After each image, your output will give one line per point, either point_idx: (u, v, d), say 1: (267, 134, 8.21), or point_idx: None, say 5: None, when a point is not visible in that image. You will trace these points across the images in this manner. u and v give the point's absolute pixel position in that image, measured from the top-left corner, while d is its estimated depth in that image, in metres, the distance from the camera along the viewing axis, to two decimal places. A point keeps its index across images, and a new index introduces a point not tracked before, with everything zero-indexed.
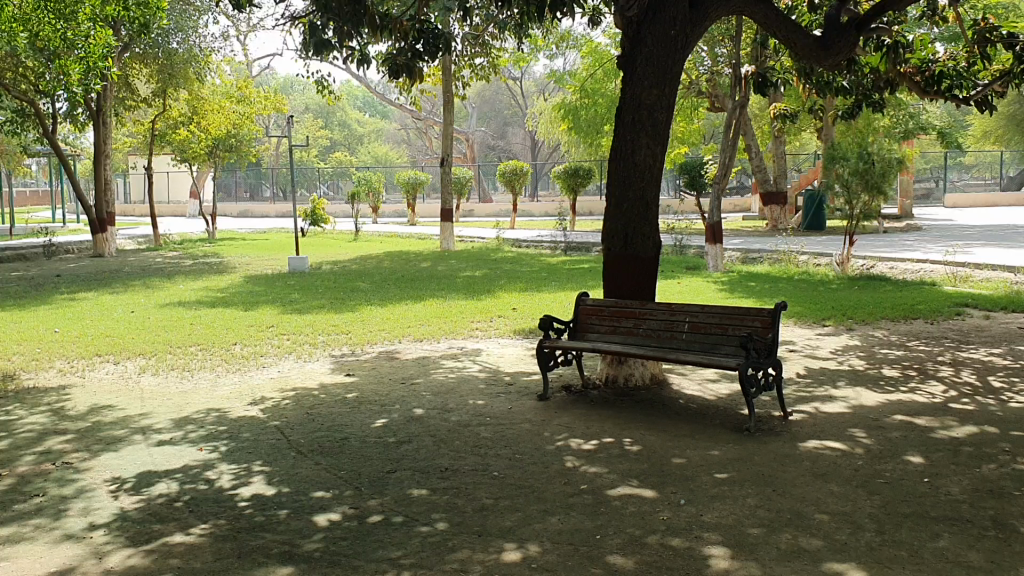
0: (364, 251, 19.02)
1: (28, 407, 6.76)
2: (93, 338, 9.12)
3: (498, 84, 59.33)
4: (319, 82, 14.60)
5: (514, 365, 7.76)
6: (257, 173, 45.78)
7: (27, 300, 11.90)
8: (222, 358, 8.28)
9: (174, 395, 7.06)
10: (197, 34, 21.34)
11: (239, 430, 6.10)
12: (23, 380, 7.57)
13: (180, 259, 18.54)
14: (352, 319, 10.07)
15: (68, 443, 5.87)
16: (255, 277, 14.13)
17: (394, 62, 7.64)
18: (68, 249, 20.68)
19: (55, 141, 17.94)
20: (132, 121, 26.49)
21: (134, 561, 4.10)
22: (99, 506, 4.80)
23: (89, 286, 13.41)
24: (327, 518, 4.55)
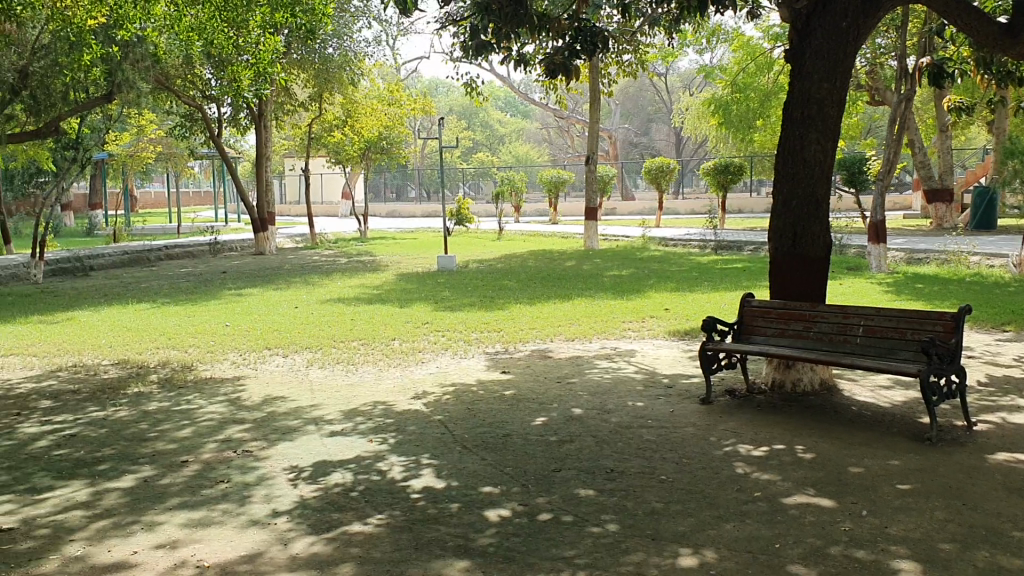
0: (511, 250, 19.07)
1: (207, 397, 7.13)
2: (262, 333, 9.55)
3: (643, 82, 58.75)
4: (469, 85, 14.81)
5: (671, 366, 7.66)
6: (403, 173, 46.88)
7: (197, 295, 12.59)
8: (382, 353, 8.49)
9: (342, 387, 7.30)
10: (352, 40, 21.93)
11: (404, 424, 6.24)
12: (200, 371, 8.00)
13: (335, 257, 19.23)
14: (503, 317, 10.13)
15: (246, 432, 6.17)
16: (406, 275, 14.49)
17: (551, 62, 7.59)
18: (232, 247, 21.77)
19: (220, 143, 18.84)
20: (288, 124, 27.58)
21: (317, 548, 4.26)
22: (280, 494, 5.02)
23: (253, 283, 13.96)
24: (497, 513, 4.60)
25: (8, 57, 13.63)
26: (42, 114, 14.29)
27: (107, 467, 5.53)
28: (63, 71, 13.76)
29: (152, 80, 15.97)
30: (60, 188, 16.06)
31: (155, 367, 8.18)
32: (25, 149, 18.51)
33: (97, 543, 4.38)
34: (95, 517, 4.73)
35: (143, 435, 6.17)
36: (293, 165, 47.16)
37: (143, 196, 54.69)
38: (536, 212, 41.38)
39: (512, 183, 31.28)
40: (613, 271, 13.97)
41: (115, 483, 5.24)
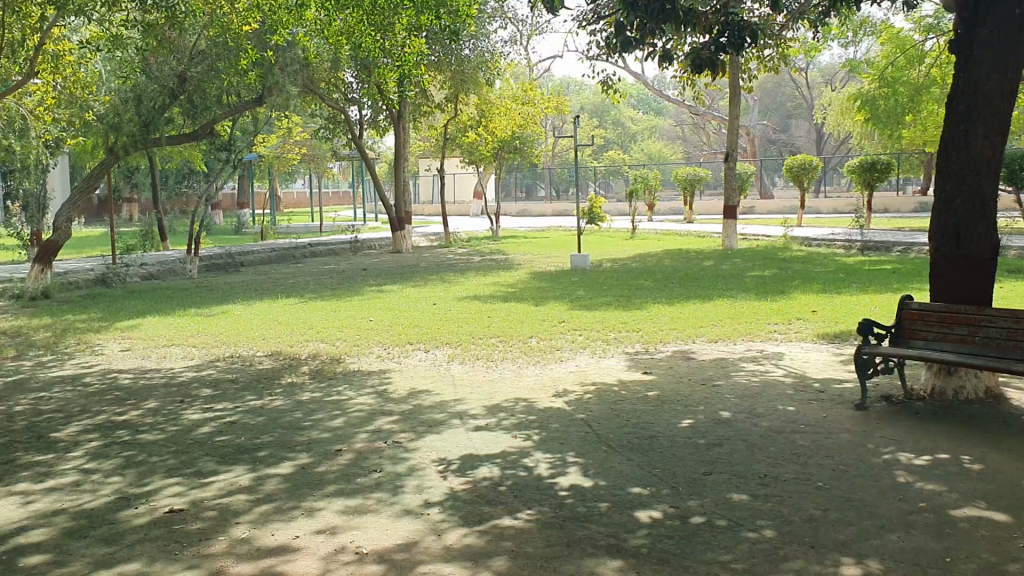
0: (647, 249, 18.93)
1: (355, 388, 7.36)
2: (404, 328, 9.79)
3: (782, 78, 57.17)
4: (605, 83, 14.74)
5: (821, 370, 7.43)
6: (534, 173, 47.18)
7: (341, 291, 13.03)
8: (522, 351, 8.56)
9: (484, 383, 7.40)
10: (488, 40, 22.20)
11: (548, 421, 6.27)
12: (348, 363, 8.26)
13: (471, 255, 19.53)
14: (642, 317, 10.05)
15: (395, 424, 6.33)
16: (542, 274, 14.57)
17: (697, 57, 7.45)
18: (371, 245, 22.42)
19: (361, 145, 19.54)
20: (425, 124, 28.18)
21: (471, 540, 4.33)
22: (431, 485, 5.12)
23: (392, 280, 14.32)
24: (648, 514, 4.56)
25: (168, 62, 14.32)
26: (198, 117, 14.87)
27: (266, 454, 5.76)
28: (221, 74, 14.73)
29: (300, 83, 16.60)
30: (213, 187, 16.89)
31: (304, 359, 8.49)
32: (181, 151, 19.57)
33: (262, 526, 4.57)
34: (257, 501, 4.94)
35: (298, 424, 6.42)
36: (428, 165, 48.14)
37: (285, 196, 56.95)
38: (669, 211, 40.94)
39: (646, 181, 31.02)
40: (753, 271, 13.66)
41: (274, 470, 5.46)
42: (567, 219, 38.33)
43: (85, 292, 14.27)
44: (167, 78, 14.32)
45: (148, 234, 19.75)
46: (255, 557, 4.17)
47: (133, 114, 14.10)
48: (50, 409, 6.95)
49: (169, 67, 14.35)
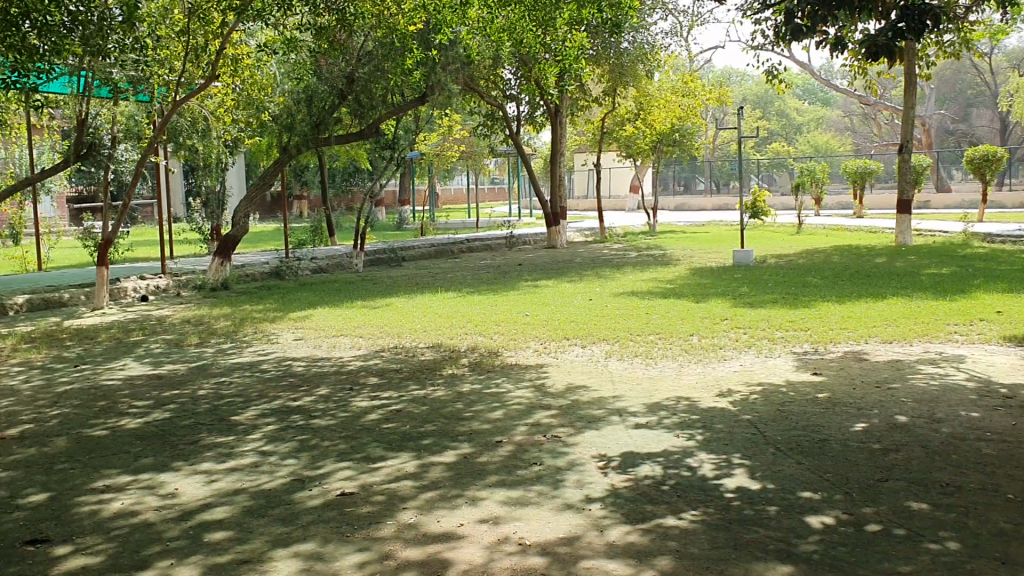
0: (813, 245, 18.24)
1: (514, 381, 7.44)
2: (561, 323, 9.82)
3: (963, 63, 53.78)
4: (769, 73, 14.28)
5: (1008, 375, 6.94)
6: (693, 166, 46.34)
7: (499, 285, 13.20)
8: (681, 348, 8.42)
9: (643, 380, 7.32)
10: (647, 31, 21.92)
11: (711, 421, 6.14)
12: (506, 357, 8.36)
13: (627, 250, 19.38)
14: (809, 316, 9.68)
15: (554, 418, 6.35)
16: (702, 270, 14.28)
17: (873, 43, 6.91)
18: (526, 241, 22.62)
19: (518, 141, 19.73)
20: (584, 119, 28.17)
21: (634, 537, 4.29)
22: (592, 481, 5.11)
23: (548, 275, 14.40)
24: (819, 520, 4.39)
25: (338, 64, 14.95)
26: (364, 116, 15.46)
27: (430, 442, 5.91)
28: (387, 73, 15.11)
29: (461, 82, 16.91)
30: (376, 184, 17.45)
31: (464, 351, 8.66)
32: (347, 150, 20.36)
33: (427, 513, 4.68)
34: (423, 488, 5.07)
35: (460, 414, 6.54)
36: (584, 159, 48.10)
37: (444, 192, 58.30)
38: (836, 206, 39.32)
39: (812, 174, 29.87)
40: (930, 269, 12.90)
41: (438, 458, 5.59)
42: (727, 214, 37.43)
43: (260, 284, 15.07)
44: (337, 79, 14.93)
45: (317, 230, 20.67)
46: (421, 543, 4.28)
47: (305, 114, 14.84)
48: (230, 393, 7.38)
49: (339, 68, 14.98)
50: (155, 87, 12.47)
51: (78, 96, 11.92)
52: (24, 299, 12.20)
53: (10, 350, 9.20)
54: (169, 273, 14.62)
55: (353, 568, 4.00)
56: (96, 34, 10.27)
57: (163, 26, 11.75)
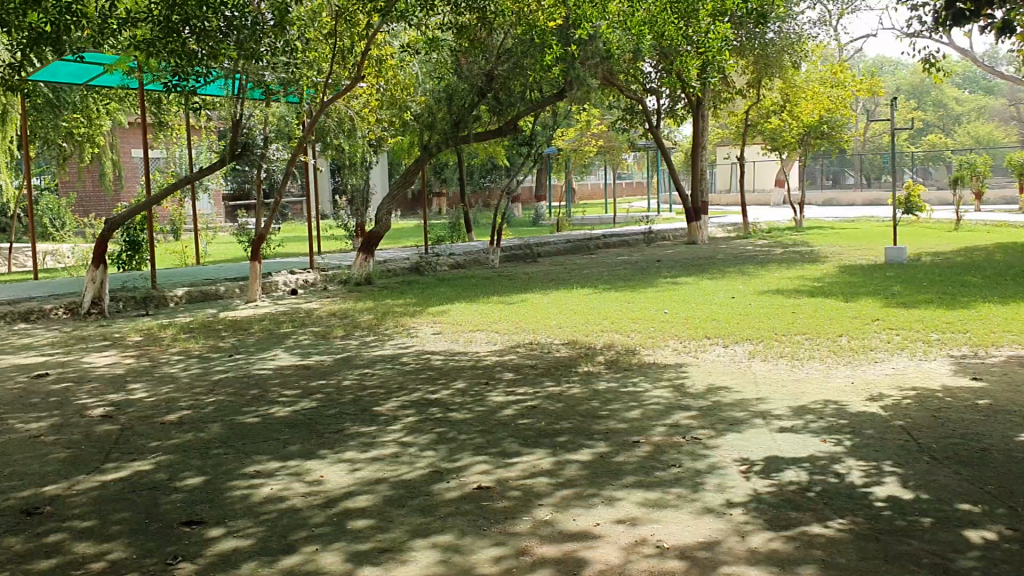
0: (973, 242, 17.19)
1: (653, 381, 7.31)
2: (701, 322, 9.60)
3: None
4: (927, 61, 13.54)
5: None
6: (842, 160, 44.59)
7: (636, 282, 13.06)
8: (829, 349, 8.07)
9: (788, 382, 7.06)
10: (794, 20, 21.24)
11: (861, 426, 5.85)
12: (645, 355, 8.23)
13: (771, 247, 18.81)
14: (969, 317, 9.11)
15: (694, 419, 6.20)
16: (850, 268, 13.69)
17: None
18: (666, 236, 22.30)
19: (657, 134, 19.46)
20: (726, 112, 27.54)
21: (777, 545, 4.12)
22: (733, 484, 4.95)
23: (688, 272, 14.14)
24: (980, 534, 4.10)
25: (477, 62, 15.05)
26: (503, 114, 15.66)
27: (566, 439, 5.87)
28: (527, 71, 15.15)
29: (601, 76, 16.75)
30: (514, 180, 17.55)
31: (601, 349, 8.57)
32: (487, 147, 20.61)
33: (564, 511, 4.64)
34: (559, 485, 5.03)
35: (597, 412, 6.48)
36: (727, 154, 47.06)
37: (582, 187, 58.27)
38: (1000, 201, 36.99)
39: (973, 167, 28.20)
40: None
41: (574, 456, 5.54)
42: (878, 209, 35.81)
43: (401, 278, 15.43)
44: (477, 77, 15.07)
45: (456, 226, 21.01)
46: (558, 541, 4.25)
47: (445, 113, 15.08)
48: (372, 384, 7.57)
49: (479, 66, 15.12)
50: (304, 88, 12.70)
51: (234, 98, 12.52)
52: (185, 291, 12.91)
53: (171, 339, 9.75)
54: (317, 267, 15.17)
55: (489, 562, 4.01)
56: (250, 38, 10.72)
57: (311, 28, 12.22)
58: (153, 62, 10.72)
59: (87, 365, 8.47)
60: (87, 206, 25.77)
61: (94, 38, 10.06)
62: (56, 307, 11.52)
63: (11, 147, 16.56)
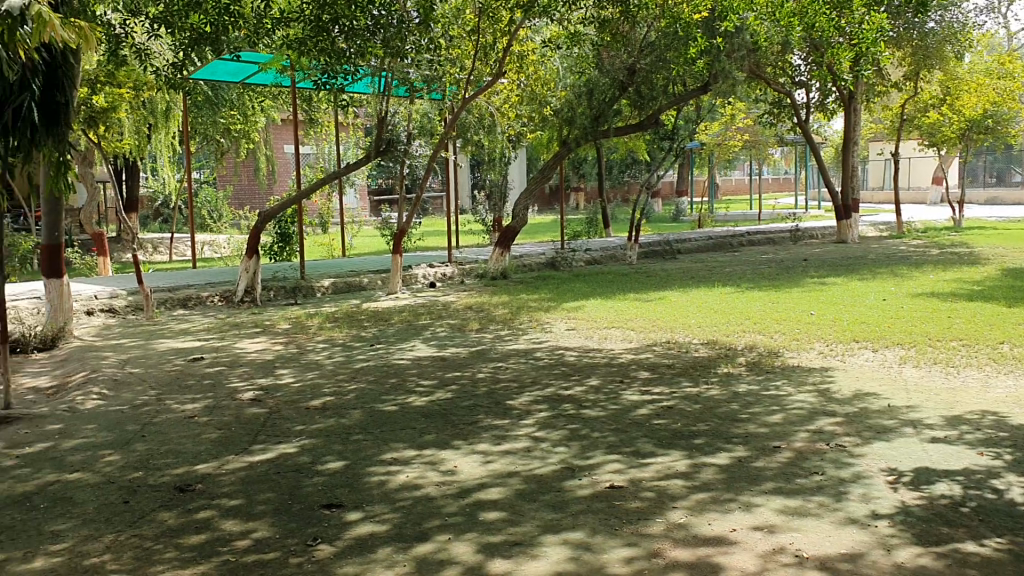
0: None
1: (795, 384, 7.05)
2: (849, 324, 9.20)
3: None
4: None
5: None
6: (1008, 156, 41.89)
7: (781, 281, 12.67)
8: (989, 357, 7.58)
9: (943, 390, 6.67)
10: (958, 8, 20.07)
11: (1023, 440, 5.46)
12: (787, 358, 7.96)
13: (927, 247, 17.88)
14: None
15: (839, 426, 5.94)
16: (1015, 270, 12.84)
17: None
18: (813, 234, 21.53)
19: (805, 129, 18.80)
20: (881, 106, 26.35)
21: (926, 561, 3.89)
22: (880, 496, 4.71)
23: (836, 272, 13.60)
24: None
25: (619, 55, 15.06)
26: (645, 108, 15.47)
27: (703, 442, 5.73)
28: (670, 63, 14.79)
29: (748, 68, 16.19)
30: (655, 175, 17.30)
31: (741, 350, 8.34)
32: (627, 142, 20.44)
33: (699, 514, 4.53)
34: (695, 488, 4.92)
35: (735, 415, 6.30)
36: (880, 149, 45.04)
37: (725, 183, 57.00)
38: None
39: None
40: None
41: (711, 459, 5.41)
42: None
43: (538, 273, 15.51)
44: (618, 71, 15.07)
45: (595, 221, 20.94)
46: (692, 544, 4.15)
47: (585, 107, 15.22)
48: (507, 378, 7.62)
49: (621, 60, 15.07)
50: (447, 85, 12.99)
51: (380, 95, 12.90)
52: (330, 282, 13.38)
53: (317, 328, 10.11)
54: (455, 261, 15.43)
55: (621, 562, 3.96)
56: (396, 36, 10.87)
57: (455, 26, 12.36)
58: (305, 61, 11.11)
59: (239, 350, 8.89)
60: (242, 198, 27.11)
61: (249, 38, 10.60)
62: (212, 295, 12.16)
63: (174, 143, 17.59)
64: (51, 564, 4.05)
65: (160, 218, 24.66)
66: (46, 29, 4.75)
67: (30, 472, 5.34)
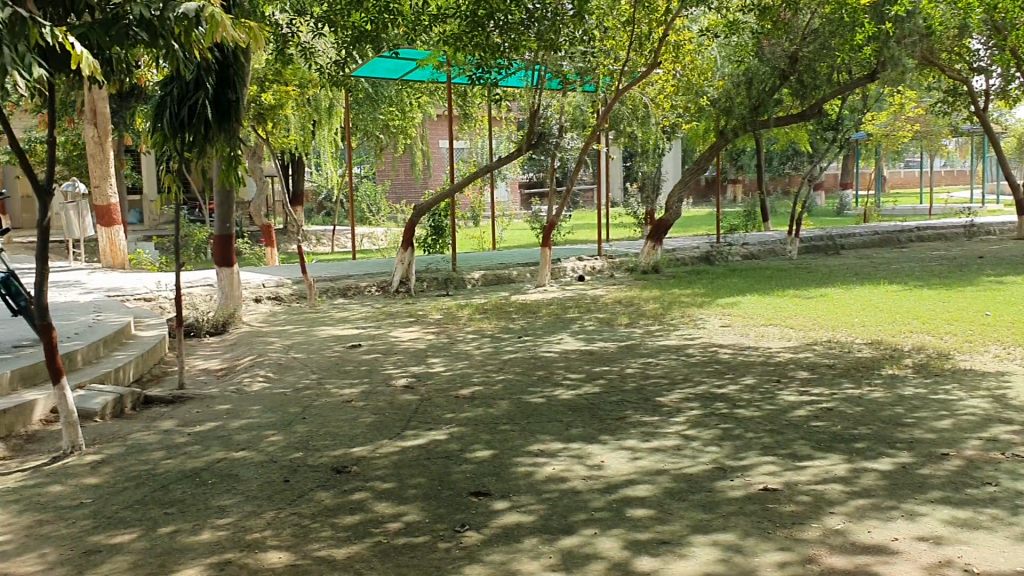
0: None
1: (967, 389, 6.62)
2: None
3: None
4: None
5: None
6: None
7: (954, 280, 11.89)
8: None
9: None
10: None
11: None
12: (959, 360, 7.49)
13: None
14: None
15: (1016, 435, 5.54)
16: None
17: None
18: (989, 230, 20.21)
19: (983, 117, 17.65)
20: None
21: None
22: None
23: (1015, 270, 12.70)
24: None
25: (780, 43, 14.58)
26: (807, 97, 15.04)
27: (864, 446, 5.47)
28: (834, 51, 14.27)
29: (919, 56, 15.34)
30: (816, 167, 16.67)
31: (909, 351, 7.91)
32: (787, 133, 19.77)
33: (858, 521, 4.32)
34: (854, 494, 4.69)
35: (900, 419, 5.98)
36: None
37: (893, 175, 54.26)
38: None
39: None
40: None
41: (872, 464, 5.15)
42: None
43: (690, 268, 15.23)
44: (779, 60, 14.60)
45: (752, 215, 20.38)
46: (850, 552, 3.96)
47: (743, 98, 14.87)
48: (657, 374, 7.52)
49: (782, 48, 14.60)
50: (600, 77, 12.89)
51: (534, 88, 12.98)
52: (481, 274, 13.59)
53: (468, 319, 10.28)
54: (605, 254, 15.37)
55: (773, 567, 3.82)
56: (550, 29, 11.07)
57: (611, 17, 12.28)
58: (461, 56, 11.40)
59: (394, 339, 9.15)
60: (399, 192, 27.93)
61: (407, 34, 10.86)
62: (370, 285, 12.59)
63: (337, 139, 18.25)
64: (218, 536, 4.29)
65: (323, 211, 25.74)
66: (219, 30, 5.02)
67: (201, 449, 5.67)
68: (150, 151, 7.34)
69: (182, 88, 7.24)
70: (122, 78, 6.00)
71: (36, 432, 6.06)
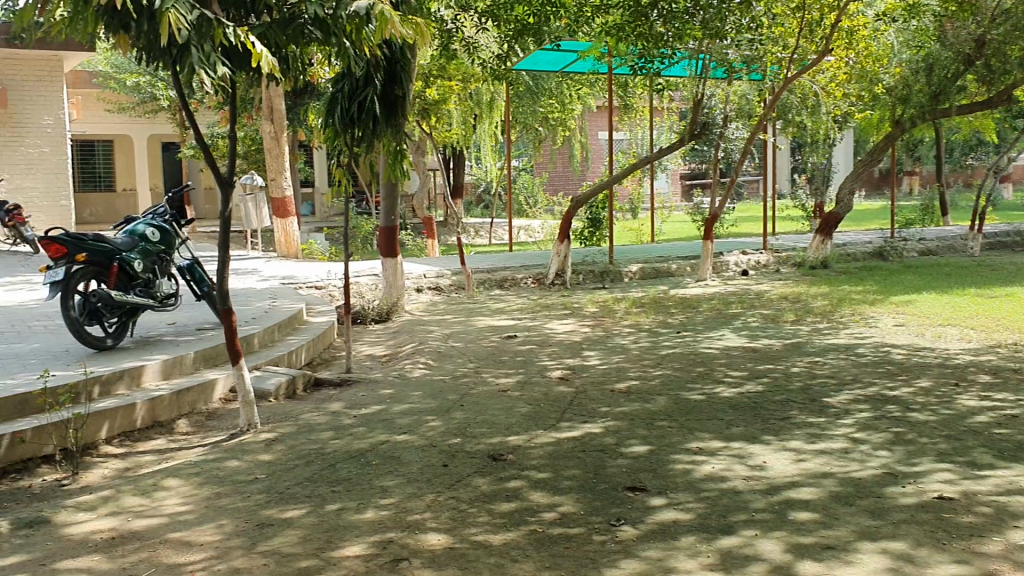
0: None
1: None
2: None
3: None
4: None
5: None
6: None
7: None
8: None
9: None
10: None
11: None
12: None
13: None
14: None
15: None
16: None
17: None
18: None
19: None
20: None
21: None
22: None
23: None
24: None
25: (966, 27, 13.72)
26: (996, 83, 14.04)
27: None
28: None
29: None
30: (1004, 158, 15.58)
31: None
32: (971, 122, 18.57)
33: None
34: None
35: None
36: None
37: None
38: None
39: None
40: None
41: None
42: None
43: (861, 264, 14.57)
44: (964, 43, 13.77)
45: (929, 209, 19.28)
46: None
47: (923, 84, 14.30)
48: (823, 374, 7.22)
49: (969, 31, 13.73)
50: (768, 66, 12.49)
51: (697, 78, 12.74)
52: (639, 267, 13.48)
53: (625, 312, 10.21)
54: (770, 248, 14.92)
55: None
56: (716, 16, 10.64)
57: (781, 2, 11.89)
58: (623, 46, 11.34)
59: (550, 331, 9.20)
60: (557, 184, 28.09)
61: (569, 26, 10.93)
62: (527, 277, 12.72)
63: (497, 133, 18.48)
64: (380, 516, 4.43)
65: (482, 203, 26.19)
66: (388, 27, 5.22)
67: (365, 431, 5.88)
68: (322, 146, 7.74)
69: (353, 85, 7.57)
70: (297, 77, 6.28)
71: (216, 409, 6.46)
